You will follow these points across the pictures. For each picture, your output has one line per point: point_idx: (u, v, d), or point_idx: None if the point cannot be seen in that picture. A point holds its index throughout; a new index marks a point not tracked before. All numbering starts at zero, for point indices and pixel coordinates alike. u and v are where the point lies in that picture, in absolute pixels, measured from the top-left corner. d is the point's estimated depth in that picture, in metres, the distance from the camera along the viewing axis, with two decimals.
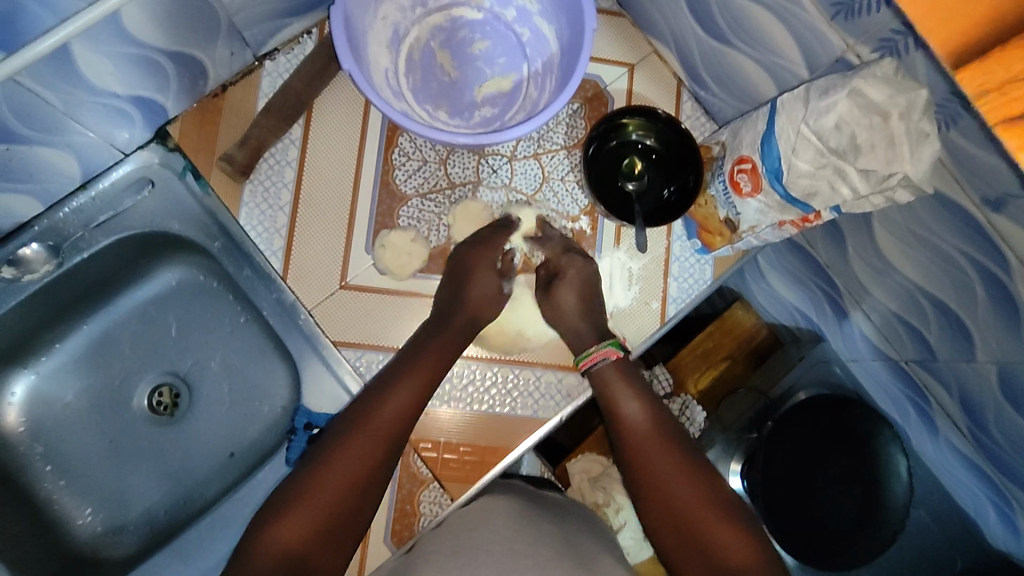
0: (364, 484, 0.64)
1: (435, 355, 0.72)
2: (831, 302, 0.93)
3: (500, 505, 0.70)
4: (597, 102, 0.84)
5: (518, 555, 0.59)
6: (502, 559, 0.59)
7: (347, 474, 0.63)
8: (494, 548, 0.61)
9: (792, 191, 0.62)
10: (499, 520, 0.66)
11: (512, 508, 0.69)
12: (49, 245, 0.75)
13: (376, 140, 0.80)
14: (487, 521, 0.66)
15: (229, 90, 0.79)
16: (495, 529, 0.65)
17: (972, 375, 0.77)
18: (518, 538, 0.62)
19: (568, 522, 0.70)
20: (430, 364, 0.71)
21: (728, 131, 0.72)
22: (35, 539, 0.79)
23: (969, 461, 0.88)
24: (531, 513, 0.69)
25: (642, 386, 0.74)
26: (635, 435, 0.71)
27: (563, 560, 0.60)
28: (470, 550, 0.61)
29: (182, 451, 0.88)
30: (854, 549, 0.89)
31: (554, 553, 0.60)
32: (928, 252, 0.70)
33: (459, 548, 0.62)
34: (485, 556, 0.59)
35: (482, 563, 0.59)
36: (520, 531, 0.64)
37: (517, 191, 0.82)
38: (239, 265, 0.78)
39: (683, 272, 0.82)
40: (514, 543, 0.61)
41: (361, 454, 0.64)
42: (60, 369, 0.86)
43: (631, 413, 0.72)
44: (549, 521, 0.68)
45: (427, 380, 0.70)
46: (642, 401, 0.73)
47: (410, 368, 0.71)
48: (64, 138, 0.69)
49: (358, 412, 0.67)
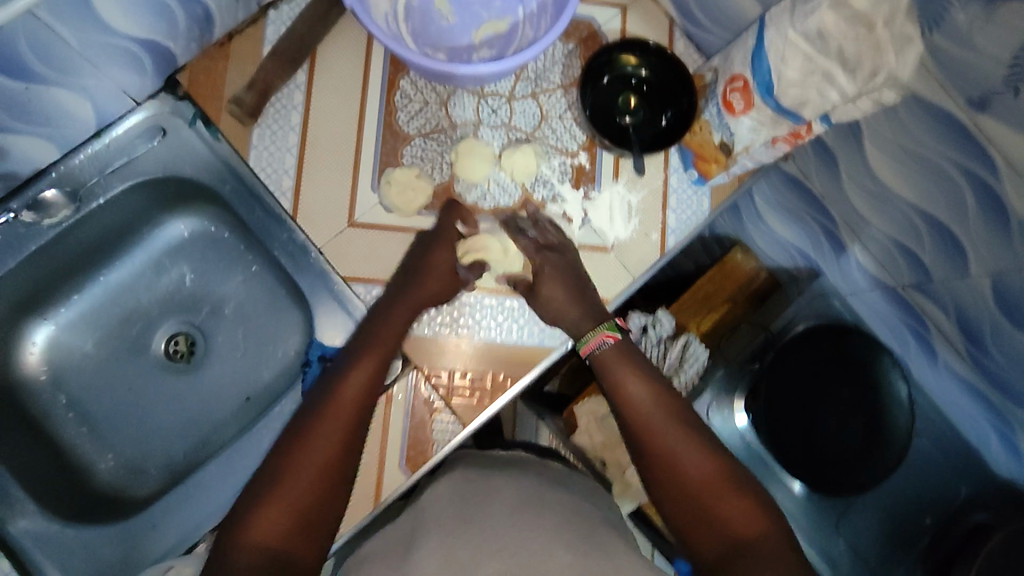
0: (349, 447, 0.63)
1: (390, 342, 0.71)
2: (828, 235, 0.95)
3: (502, 483, 0.68)
4: (591, 43, 0.85)
5: (524, 531, 0.58)
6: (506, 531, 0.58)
7: (331, 439, 0.62)
8: (497, 522, 0.60)
9: (783, 102, 0.63)
10: (502, 498, 0.64)
11: (516, 486, 0.67)
12: (67, 190, 0.78)
13: (378, 83, 0.82)
14: (493, 498, 0.65)
15: (235, 39, 0.80)
16: (502, 504, 0.63)
17: (968, 292, 0.79)
18: (523, 515, 0.61)
19: (571, 496, 0.69)
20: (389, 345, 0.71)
21: (719, 57, 0.74)
22: (62, 478, 0.82)
23: (969, 385, 0.89)
24: (536, 491, 0.67)
25: (642, 363, 0.71)
26: (637, 410, 0.68)
27: (568, 538, 0.58)
28: (476, 525, 0.60)
29: (199, 396, 0.90)
30: (861, 476, 0.91)
31: (556, 529, 0.59)
32: (919, 166, 0.72)
33: (466, 521, 0.61)
34: (489, 530, 0.59)
35: (487, 540, 0.57)
36: (527, 507, 0.63)
37: (517, 129, 0.84)
38: (252, 208, 0.81)
39: (681, 204, 0.84)
40: (519, 517, 0.60)
41: (341, 423, 0.63)
42: (79, 319, 0.88)
43: (631, 389, 0.69)
44: (558, 501, 0.66)
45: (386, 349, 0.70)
46: (643, 375, 0.70)
47: (370, 343, 0.70)
48: (80, 81, 0.71)
49: (330, 384, 0.67)
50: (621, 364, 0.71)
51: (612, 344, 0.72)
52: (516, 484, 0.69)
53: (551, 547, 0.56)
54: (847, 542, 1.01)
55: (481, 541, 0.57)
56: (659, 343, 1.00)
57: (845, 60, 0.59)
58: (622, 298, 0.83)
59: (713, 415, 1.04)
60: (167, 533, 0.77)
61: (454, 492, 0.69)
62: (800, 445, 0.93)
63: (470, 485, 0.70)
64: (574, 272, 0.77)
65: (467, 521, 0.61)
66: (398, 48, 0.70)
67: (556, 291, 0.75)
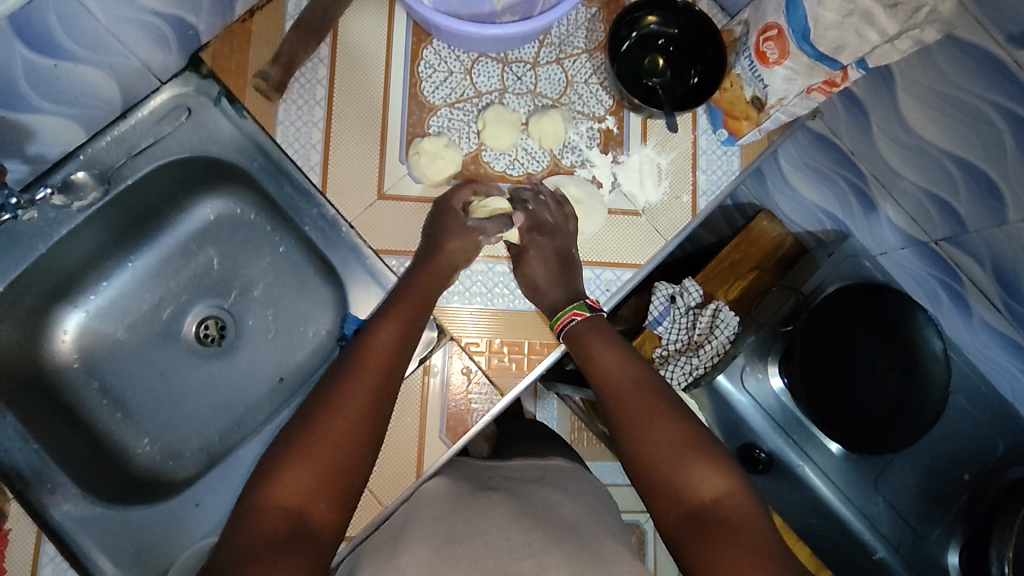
0: (382, 400, 0.63)
1: (412, 307, 0.71)
2: (857, 193, 0.94)
3: (495, 498, 0.66)
4: (614, 6, 0.85)
5: (517, 549, 0.55)
6: (502, 547, 0.56)
7: (362, 390, 0.62)
8: (491, 539, 0.57)
9: (821, 47, 0.63)
10: (499, 511, 0.62)
11: (508, 500, 0.65)
12: (96, 172, 0.77)
13: (402, 54, 0.82)
14: (487, 512, 0.62)
15: (256, 15, 0.79)
16: (494, 518, 0.61)
17: (1004, 240, 0.78)
18: (519, 531, 0.58)
19: (567, 501, 0.67)
20: (411, 310, 0.70)
21: (749, 9, 0.73)
22: (101, 463, 0.81)
23: (1005, 337, 0.89)
24: (531, 506, 0.64)
25: (614, 338, 0.72)
26: (606, 380, 0.68)
27: (563, 552, 0.55)
28: (468, 539, 0.58)
29: (231, 379, 0.89)
30: (900, 432, 0.90)
31: (552, 545, 0.56)
32: (955, 111, 0.71)
33: (457, 536, 0.59)
34: (483, 546, 0.56)
35: (482, 554, 0.55)
36: (521, 521, 0.60)
37: (542, 96, 0.83)
38: (281, 184, 0.80)
39: (711, 164, 0.83)
40: (513, 533, 0.58)
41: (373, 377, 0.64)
42: (109, 306, 0.88)
43: (603, 361, 0.69)
44: (552, 511, 0.63)
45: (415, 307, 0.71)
46: (615, 349, 0.71)
47: (396, 303, 0.71)
48: (107, 59, 0.73)
49: (359, 342, 0.67)
50: (593, 339, 0.72)
51: (581, 321, 0.74)
52: (505, 498, 0.66)
53: (546, 563, 0.53)
54: (887, 501, 0.97)
55: (476, 554, 0.56)
56: (688, 311, 0.99)
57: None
58: (654, 262, 0.81)
59: (747, 378, 1.00)
60: (210, 513, 0.77)
61: (441, 505, 0.67)
62: (829, 404, 0.91)
63: (457, 497, 0.68)
64: (562, 255, 0.78)
65: (456, 537, 0.59)
66: (435, 16, 0.71)
67: (536, 271, 0.77)
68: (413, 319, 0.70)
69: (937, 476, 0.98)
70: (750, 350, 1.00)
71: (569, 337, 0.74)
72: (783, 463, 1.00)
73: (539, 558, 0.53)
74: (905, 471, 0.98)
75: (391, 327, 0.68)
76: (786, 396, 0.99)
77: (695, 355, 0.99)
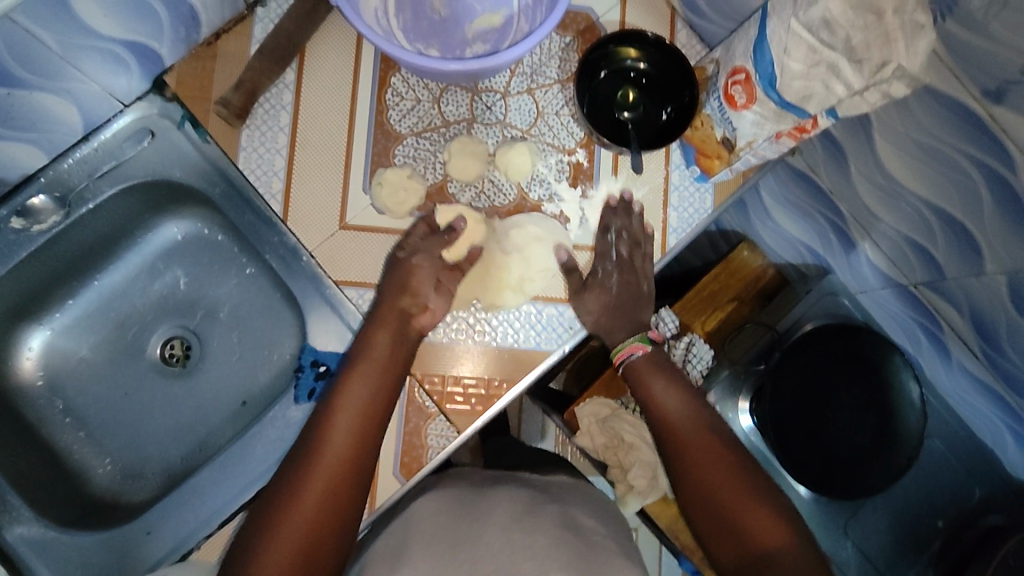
0: (346, 478, 0.61)
1: (354, 400, 0.66)
2: (837, 231, 0.91)
3: (500, 499, 0.69)
4: (589, 35, 0.83)
5: (516, 552, 0.59)
6: (502, 551, 0.59)
7: (318, 482, 0.60)
8: (492, 542, 0.61)
9: (787, 96, 0.61)
10: (499, 510, 0.66)
11: (513, 499, 0.69)
12: (56, 196, 0.77)
13: (369, 81, 0.80)
14: (484, 514, 0.65)
15: (223, 39, 0.79)
16: (494, 520, 0.64)
17: (982, 290, 0.75)
18: (516, 532, 0.62)
19: (536, 496, 0.71)
20: (360, 400, 0.66)
21: (722, 47, 0.71)
22: (58, 484, 0.81)
23: (982, 384, 0.86)
24: (532, 502, 0.69)
25: (674, 375, 0.74)
26: (668, 424, 0.70)
27: (561, 556, 0.59)
28: (468, 544, 0.61)
29: (195, 399, 0.89)
30: (868, 476, 0.88)
31: (552, 547, 0.60)
32: (932, 159, 0.69)
33: (457, 541, 0.62)
34: (482, 551, 0.59)
35: (482, 557, 0.59)
36: (521, 523, 0.63)
37: (512, 127, 0.82)
38: (242, 211, 0.79)
39: (683, 202, 0.81)
40: (513, 535, 0.62)
41: (332, 455, 0.62)
42: (74, 324, 0.88)
43: (663, 402, 0.71)
44: (545, 510, 0.68)
45: (374, 393, 0.67)
46: (674, 387, 0.72)
47: (347, 384, 0.68)
48: (65, 85, 0.71)
49: (313, 431, 0.65)
50: (654, 376, 0.74)
51: (642, 354, 0.75)
52: (511, 498, 0.69)
53: (545, 565, 0.57)
54: (856, 546, 0.95)
55: (477, 559, 0.59)
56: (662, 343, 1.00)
57: (851, 51, 0.57)
58: None
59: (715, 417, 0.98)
60: (161, 540, 0.76)
61: (444, 509, 0.68)
62: (803, 445, 0.89)
63: (460, 502, 0.69)
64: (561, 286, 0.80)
65: (457, 542, 0.61)
66: (422, 61, 0.69)
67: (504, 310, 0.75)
68: (377, 405, 0.67)
69: (910, 520, 0.96)
70: (724, 386, 0.98)
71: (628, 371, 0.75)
72: None
73: (539, 560, 0.57)
74: (876, 516, 0.96)
75: (345, 410, 0.66)
76: (755, 434, 0.97)
77: None
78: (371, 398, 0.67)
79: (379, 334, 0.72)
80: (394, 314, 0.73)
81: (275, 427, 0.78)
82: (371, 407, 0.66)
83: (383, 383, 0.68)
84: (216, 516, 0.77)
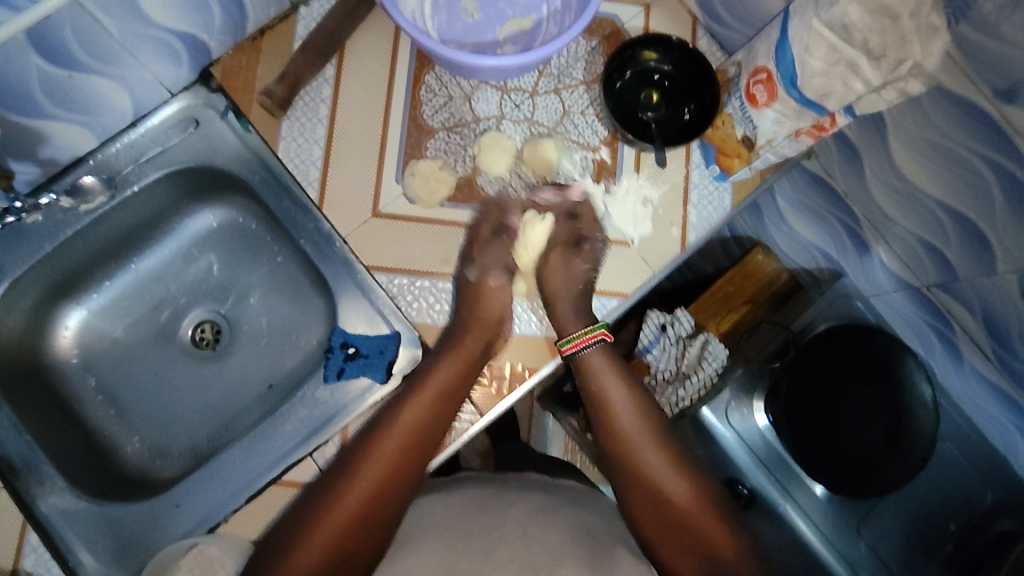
0: (387, 490, 0.64)
1: (409, 419, 0.68)
2: (851, 235, 0.94)
3: (515, 493, 0.70)
4: (614, 39, 0.87)
5: (532, 544, 0.63)
6: (517, 543, 0.63)
7: (359, 489, 0.63)
8: (507, 534, 0.64)
9: (807, 93, 0.64)
10: (514, 505, 0.68)
11: (530, 494, 0.70)
12: (104, 177, 0.81)
13: (405, 77, 0.84)
14: (500, 507, 0.67)
15: (266, 35, 0.83)
16: (508, 514, 0.66)
17: (994, 291, 0.77)
18: (532, 525, 0.65)
19: (555, 493, 0.72)
20: (413, 421, 0.68)
21: (743, 51, 0.75)
22: (90, 458, 0.83)
23: (994, 387, 0.87)
24: (551, 500, 0.70)
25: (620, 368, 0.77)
26: (615, 415, 0.73)
27: (575, 552, 0.63)
28: (484, 534, 0.64)
29: (222, 382, 0.91)
30: (886, 477, 0.89)
31: (569, 544, 0.64)
32: (944, 159, 0.71)
33: (471, 531, 0.64)
34: (499, 541, 0.63)
35: (499, 547, 0.63)
36: (537, 517, 0.66)
37: (539, 124, 0.85)
38: (279, 198, 0.83)
39: (702, 200, 0.84)
40: (528, 527, 0.65)
41: (375, 469, 0.65)
42: (110, 305, 0.91)
43: (611, 394, 0.74)
44: (567, 510, 0.68)
45: (431, 412, 0.70)
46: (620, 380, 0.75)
47: (407, 398, 0.70)
48: (120, 71, 0.75)
49: (365, 439, 0.67)
50: (603, 372, 0.76)
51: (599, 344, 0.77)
52: (527, 493, 0.71)
53: (559, 559, 0.61)
54: (869, 547, 0.97)
55: (492, 549, 0.62)
56: (678, 342, 1.01)
57: (869, 51, 0.60)
58: (640, 293, 0.83)
59: (732, 413, 1.04)
60: (189, 513, 0.78)
61: (458, 498, 0.70)
62: (821, 446, 0.91)
63: (472, 495, 0.71)
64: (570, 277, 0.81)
65: (472, 531, 0.64)
66: (459, 56, 0.73)
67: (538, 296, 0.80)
68: (428, 425, 0.69)
69: (920, 521, 0.97)
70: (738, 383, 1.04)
71: (577, 360, 0.77)
72: (765, 500, 1.00)
73: (554, 553, 0.62)
74: (887, 517, 0.97)
75: (398, 425, 0.68)
76: (770, 432, 1.02)
77: (682, 385, 1.01)
78: (426, 419, 0.69)
79: (446, 360, 0.73)
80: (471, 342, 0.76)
81: (304, 405, 0.81)
82: (423, 425, 0.69)
83: (438, 404, 0.71)
84: (244, 490, 0.79)
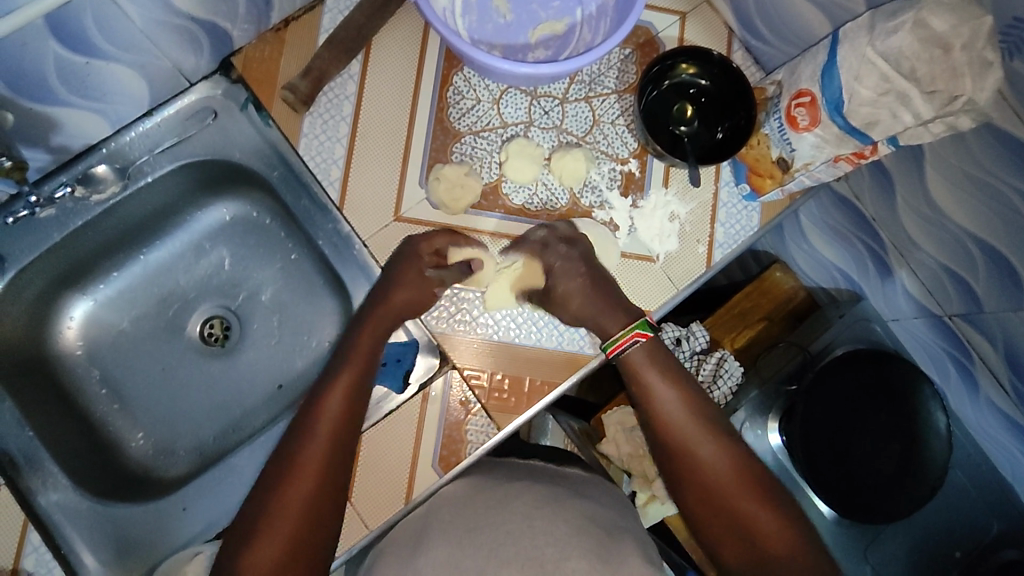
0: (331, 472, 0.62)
1: (335, 401, 0.65)
2: (875, 259, 0.93)
3: (524, 487, 0.68)
4: (649, 48, 0.85)
5: (537, 536, 0.59)
6: (522, 534, 0.60)
7: (307, 477, 0.61)
8: (512, 526, 0.61)
9: (853, 121, 0.63)
10: (521, 500, 0.66)
11: (534, 489, 0.68)
12: (116, 167, 0.78)
13: (433, 77, 0.82)
14: (510, 500, 0.66)
15: (291, 25, 0.80)
16: (514, 509, 0.64)
17: (1017, 325, 0.76)
18: (539, 519, 0.61)
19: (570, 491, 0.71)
20: (339, 399, 0.65)
21: (785, 69, 0.73)
22: (93, 455, 0.81)
23: (1009, 418, 0.87)
24: (560, 494, 0.68)
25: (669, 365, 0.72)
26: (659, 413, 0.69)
27: (582, 546, 0.59)
28: (488, 529, 0.62)
29: (231, 379, 0.89)
30: (892, 504, 0.89)
31: (573, 534, 0.60)
32: (982, 194, 0.70)
33: (473, 525, 0.63)
34: (504, 537, 0.60)
35: (504, 542, 0.59)
36: (543, 510, 0.63)
37: (568, 133, 0.83)
38: (297, 196, 0.80)
39: (730, 218, 0.83)
40: (534, 520, 0.62)
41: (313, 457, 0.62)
42: (117, 297, 0.88)
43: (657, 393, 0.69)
44: (581, 502, 0.68)
45: (356, 387, 0.67)
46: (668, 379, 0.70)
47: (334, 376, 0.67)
48: (140, 60, 0.75)
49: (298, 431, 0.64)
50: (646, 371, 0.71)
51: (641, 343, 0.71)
52: (534, 487, 0.69)
53: (567, 551, 0.57)
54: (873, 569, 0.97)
55: (497, 543, 0.59)
56: (693, 356, 1.03)
57: (918, 81, 0.59)
58: (662, 311, 0.81)
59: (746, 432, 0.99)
60: (194, 518, 0.76)
61: (461, 500, 0.69)
62: (831, 471, 0.90)
63: (480, 489, 0.70)
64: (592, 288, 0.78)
65: (474, 526, 0.63)
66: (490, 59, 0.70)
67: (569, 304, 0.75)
68: (356, 394, 0.67)
69: (927, 547, 0.97)
70: (751, 407, 0.99)
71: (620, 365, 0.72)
72: None
73: (561, 546, 0.58)
74: (895, 542, 0.97)
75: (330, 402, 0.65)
76: (783, 452, 0.98)
77: None
78: (356, 390, 0.67)
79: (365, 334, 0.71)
80: (388, 313, 0.72)
81: None
82: (352, 397, 0.66)
83: (360, 377, 0.68)
84: None
